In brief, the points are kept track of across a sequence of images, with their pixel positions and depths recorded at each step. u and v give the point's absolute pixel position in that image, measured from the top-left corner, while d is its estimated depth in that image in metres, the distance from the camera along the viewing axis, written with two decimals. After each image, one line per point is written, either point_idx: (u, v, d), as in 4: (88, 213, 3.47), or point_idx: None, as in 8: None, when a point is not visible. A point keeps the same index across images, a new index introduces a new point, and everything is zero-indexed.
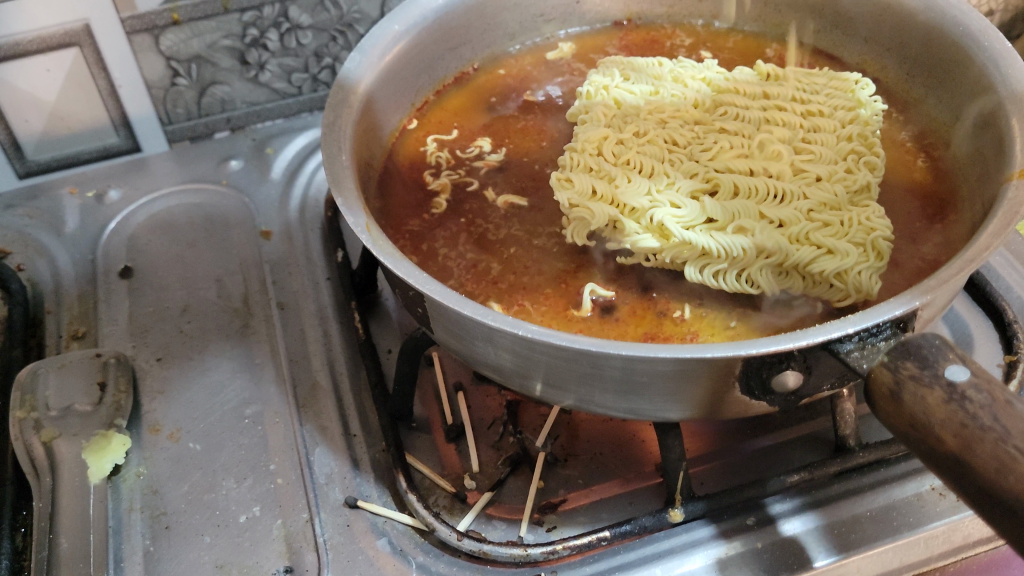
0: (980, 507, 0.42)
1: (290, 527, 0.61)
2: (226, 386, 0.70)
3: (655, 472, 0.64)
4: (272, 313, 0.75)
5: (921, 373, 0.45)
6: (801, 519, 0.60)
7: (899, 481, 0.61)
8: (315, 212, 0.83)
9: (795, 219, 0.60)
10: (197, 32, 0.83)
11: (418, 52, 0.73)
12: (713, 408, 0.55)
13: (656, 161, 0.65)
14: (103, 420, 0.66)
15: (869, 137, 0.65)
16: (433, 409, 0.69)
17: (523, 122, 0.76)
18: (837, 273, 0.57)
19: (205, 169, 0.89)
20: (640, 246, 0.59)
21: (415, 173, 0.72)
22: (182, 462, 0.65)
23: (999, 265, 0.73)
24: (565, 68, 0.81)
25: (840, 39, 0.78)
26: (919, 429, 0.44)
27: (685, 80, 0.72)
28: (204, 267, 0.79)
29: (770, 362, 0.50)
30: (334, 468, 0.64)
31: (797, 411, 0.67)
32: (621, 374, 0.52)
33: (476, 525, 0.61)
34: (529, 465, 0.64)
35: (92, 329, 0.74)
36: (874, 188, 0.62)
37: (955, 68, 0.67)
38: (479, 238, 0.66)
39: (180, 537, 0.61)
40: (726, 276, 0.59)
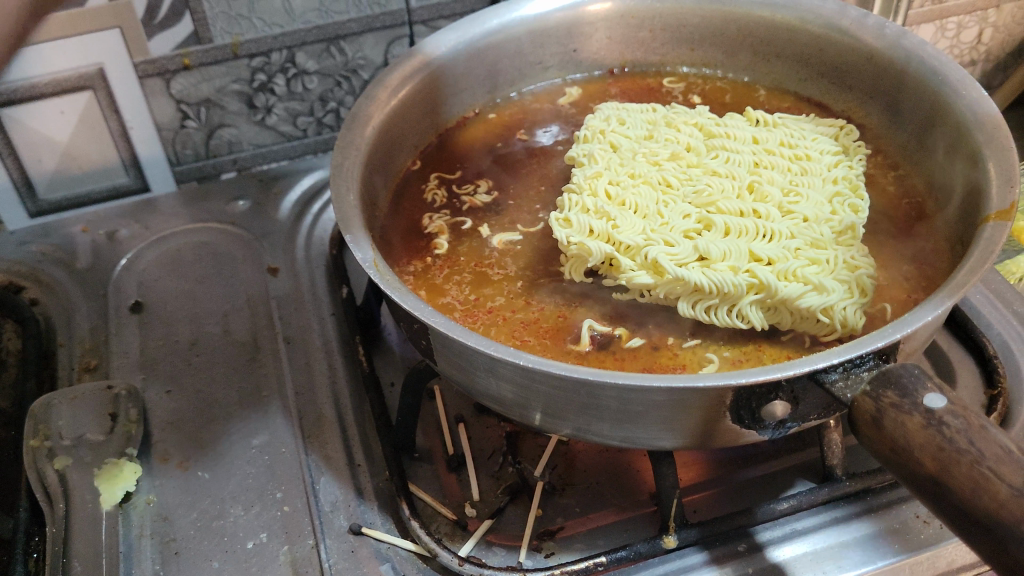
0: (959, 525, 0.45)
1: (296, 553, 0.63)
2: (233, 418, 0.72)
3: (650, 501, 0.66)
4: (279, 347, 0.77)
5: (902, 401, 0.48)
6: (791, 546, 0.62)
7: (885, 508, 0.64)
8: (320, 249, 0.86)
9: (783, 256, 0.62)
10: (208, 77, 0.87)
11: (421, 95, 0.76)
12: (702, 439, 0.58)
13: (650, 201, 0.67)
14: (113, 450, 0.69)
15: (854, 180, 0.68)
16: (434, 440, 0.71)
17: (523, 166, 0.79)
18: (823, 308, 0.60)
19: (213, 209, 0.92)
20: (634, 282, 0.62)
21: (417, 214, 0.75)
22: (191, 490, 0.67)
23: (978, 303, 0.76)
24: (563, 113, 0.84)
25: (827, 87, 0.81)
26: (900, 453, 0.47)
27: (678, 125, 0.74)
28: (213, 302, 0.82)
29: (760, 391, 0.53)
30: (339, 496, 0.66)
31: (787, 442, 0.69)
32: (617, 404, 0.55)
33: (477, 552, 0.63)
34: (527, 494, 0.66)
35: (104, 362, 0.77)
36: (859, 229, 0.64)
37: (934, 115, 0.70)
38: (478, 275, 0.69)
39: (189, 562, 0.63)
40: (717, 311, 0.62)
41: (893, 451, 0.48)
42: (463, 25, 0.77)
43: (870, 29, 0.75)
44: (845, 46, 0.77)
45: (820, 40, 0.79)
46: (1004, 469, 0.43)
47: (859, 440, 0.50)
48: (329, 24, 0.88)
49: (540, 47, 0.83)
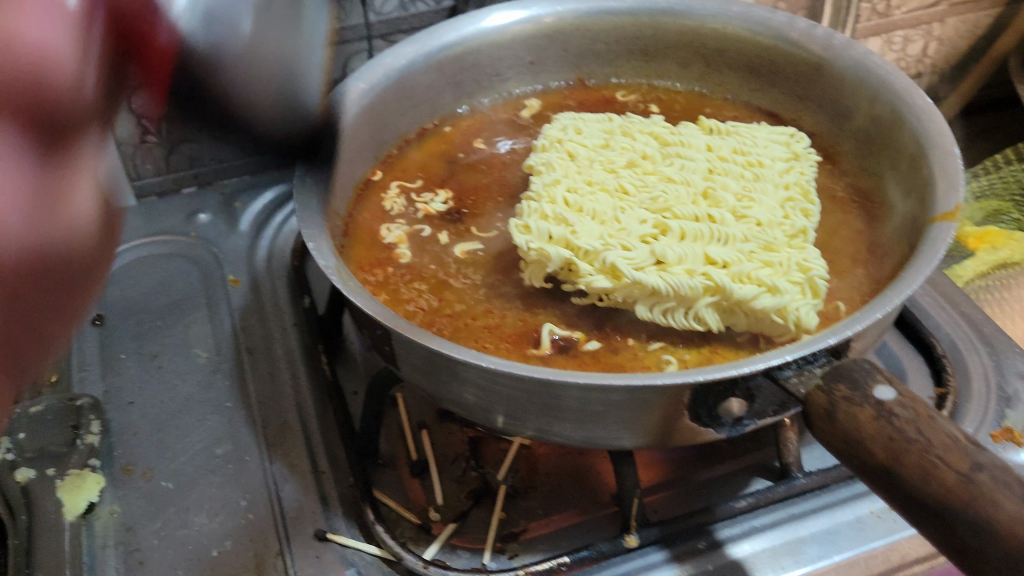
0: (909, 512, 0.46)
1: (261, 560, 0.64)
2: (196, 429, 0.72)
3: (611, 502, 0.67)
4: (242, 358, 0.77)
5: (853, 394, 0.50)
6: (749, 543, 0.63)
7: (841, 504, 0.65)
8: (281, 260, 0.86)
9: (737, 259, 0.64)
10: None
11: (380, 107, 0.77)
12: (662, 437, 0.60)
13: (608, 208, 0.68)
14: (76, 461, 0.69)
15: (805, 186, 0.70)
16: (397, 447, 0.72)
17: (483, 176, 0.80)
18: (777, 308, 0.60)
19: (174, 222, 0.92)
20: (593, 286, 0.63)
21: (377, 223, 0.76)
22: (154, 499, 0.68)
23: (928, 305, 0.78)
24: (522, 123, 0.85)
25: (778, 97, 0.83)
26: (851, 445, 0.48)
27: (633, 134, 0.75)
28: (175, 313, 0.82)
29: (717, 389, 0.55)
30: (303, 503, 0.67)
31: (745, 440, 0.71)
32: (577, 403, 0.57)
33: (441, 555, 0.63)
34: (491, 498, 0.67)
35: (65, 375, 0.76)
36: (809, 233, 0.67)
37: (882, 124, 0.72)
38: (437, 282, 0.70)
39: (153, 571, 0.63)
40: (674, 314, 0.63)
41: (843, 443, 0.49)
42: (423, 35, 0.79)
43: (817, 41, 0.77)
44: (795, 57, 0.79)
45: (771, 51, 0.81)
46: (951, 456, 0.45)
47: (813, 432, 0.51)
48: None
49: (497, 61, 0.84)
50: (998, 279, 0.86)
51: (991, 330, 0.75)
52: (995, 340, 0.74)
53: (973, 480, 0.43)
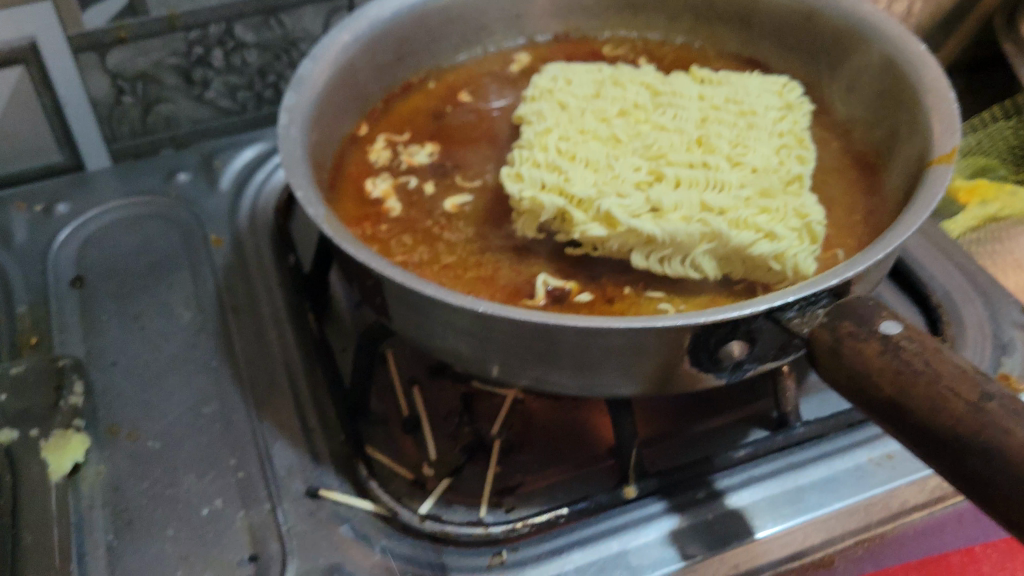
0: (918, 445, 0.46)
1: (252, 518, 0.63)
2: (181, 388, 0.71)
3: (607, 455, 0.66)
4: (226, 318, 0.76)
5: (858, 330, 0.49)
6: (749, 492, 0.62)
7: (840, 452, 0.64)
8: (265, 219, 0.85)
9: (734, 205, 0.63)
10: (144, 50, 0.86)
11: (365, 60, 0.76)
12: (661, 383, 0.59)
13: (601, 156, 0.67)
14: (59, 422, 0.67)
15: (800, 133, 0.69)
16: (388, 402, 0.70)
17: (472, 129, 0.78)
18: (774, 256, 0.60)
19: (154, 182, 0.90)
20: (588, 235, 0.62)
21: (364, 176, 0.74)
22: (141, 460, 0.66)
23: (920, 256, 0.78)
24: (509, 77, 0.84)
25: (767, 48, 0.82)
26: (858, 380, 0.48)
27: (624, 83, 0.74)
28: (156, 275, 0.80)
29: (718, 332, 0.54)
30: (294, 461, 0.66)
31: (742, 390, 0.70)
32: (575, 347, 0.56)
33: (436, 510, 0.62)
34: (485, 453, 0.66)
35: (45, 337, 0.74)
36: (805, 179, 0.66)
37: (874, 70, 0.72)
38: (426, 235, 0.69)
39: (143, 532, 0.62)
40: (670, 262, 0.62)
41: (849, 379, 0.48)
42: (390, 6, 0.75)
43: None
44: (785, 7, 0.78)
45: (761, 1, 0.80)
46: (961, 387, 0.44)
47: (817, 372, 0.50)
48: None
49: (483, 13, 0.83)
50: (990, 233, 0.85)
51: (984, 279, 0.75)
52: (988, 290, 0.74)
53: (982, 409, 0.43)
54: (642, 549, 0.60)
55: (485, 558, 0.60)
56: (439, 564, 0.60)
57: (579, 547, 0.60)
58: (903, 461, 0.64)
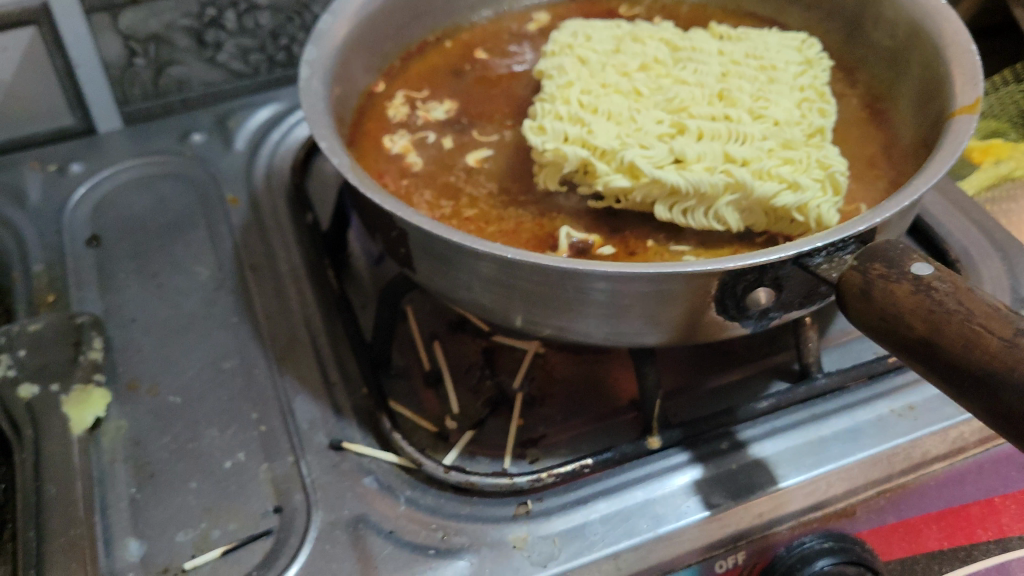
0: (951, 384, 0.46)
1: (275, 470, 0.63)
2: (201, 344, 0.71)
3: (630, 407, 0.66)
4: (244, 275, 0.76)
5: (889, 271, 0.49)
6: (772, 442, 0.63)
7: (862, 404, 0.65)
8: (280, 179, 0.84)
9: (757, 156, 0.63)
10: (156, 11, 0.86)
11: (383, 16, 0.75)
12: (686, 332, 0.59)
13: (623, 108, 0.67)
14: (79, 376, 0.67)
15: (820, 87, 0.69)
16: (410, 358, 0.70)
17: (489, 86, 0.78)
18: (798, 206, 0.60)
19: (167, 143, 0.90)
20: (611, 186, 0.62)
21: (383, 133, 0.74)
22: (162, 414, 0.66)
23: (938, 213, 0.78)
24: (525, 35, 0.84)
25: (784, 6, 0.82)
26: (890, 320, 0.48)
27: (644, 39, 0.74)
28: (172, 234, 0.80)
29: (747, 278, 0.54)
30: (316, 414, 0.66)
31: (761, 344, 0.70)
32: (603, 297, 0.56)
33: (460, 461, 0.62)
34: (508, 406, 0.66)
35: (62, 295, 0.74)
36: (827, 132, 0.66)
37: (894, 25, 0.71)
38: (447, 189, 0.69)
39: (166, 485, 0.62)
40: (693, 213, 0.62)
41: (879, 319, 0.48)
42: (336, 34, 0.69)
43: None
44: None
45: None
46: (993, 324, 0.44)
47: (846, 315, 0.50)
48: None
49: None
50: (1004, 192, 0.85)
51: (1002, 235, 0.75)
52: (1006, 245, 0.74)
53: (1017, 344, 0.43)
54: (667, 499, 0.60)
55: (511, 508, 0.60)
56: (465, 514, 0.59)
57: (603, 497, 0.60)
58: (925, 412, 0.64)
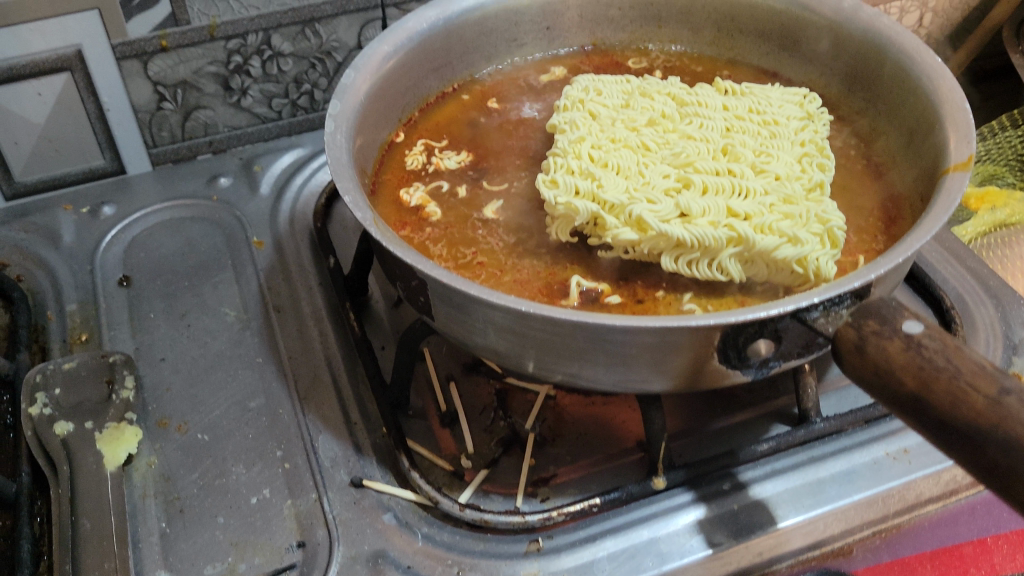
0: (941, 439, 0.49)
1: (300, 506, 0.66)
2: (228, 383, 0.74)
3: (637, 447, 0.69)
4: (269, 317, 0.79)
5: (882, 328, 0.52)
6: (773, 483, 0.66)
7: (859, 446, 0.68)
8: (303, 223, 0.88)
9: (759, 211, 0.66)
10: (184, 59, 0.90)
11: (403, 70, 0.79)
12: (691, 379, 0.62)
13: (632, 163, 0.70)
14: (112, 414, 0.71)
15: (821, 142, 0.72)
16: (427, 398, 0.74)
17: (504, 136, 0.82)
18: (798, 259, 0.63)
19: (196, 186, 0.94)
20: (620, 239, 0.65)
21: (402, 183, 0.77)
22: (191, 451, 0.69)
23: (934, 260, 0.81)
24: (539, 86, 0.87)
25: (787, 60, 0.86)
26: (881, 375, 0.51)
27: (652, 94, 0.78)
28: (199, 275, 0.83)
29: (747, 331, 0.57)
30: (338, 452, 0.69)
31: (763, 387, 0.74)
32: (611, 346, 0.59)
33: (475, 499, 0.66)
34: (520, 445, 0.69)
35: (95, 334, 0.78)
36: (826, 187, 0.69)
37: (892, 81, 0.75)
38: (462, 238, 0.72)
39: (194, 520, 0.65)
40: (698, 264, 0.65)
41: (872, 374, 0.51)
42: (360, 86, 0.73)
43: (828, 4, 0.80)
44: (805, 20, 0.82)
45: (781, 16, 0.83)
46: (979, 382, 0.47)
47: (842, 369, 0.54)
48: (304, 6, 0.91)
49: (514, 25, 0.86)
50: (999, 238, 0.89)
51: (995, 283, 0.78)
52: (1000, 293, 0.77)
53: (1001, 403, 0.46)
54: (671, 537, 0.63)
55: (523, 545, 0.63)
56: (479, 550, 0.63)
57: (610, 535, 0.63)
58: (919, 455, 0.67)
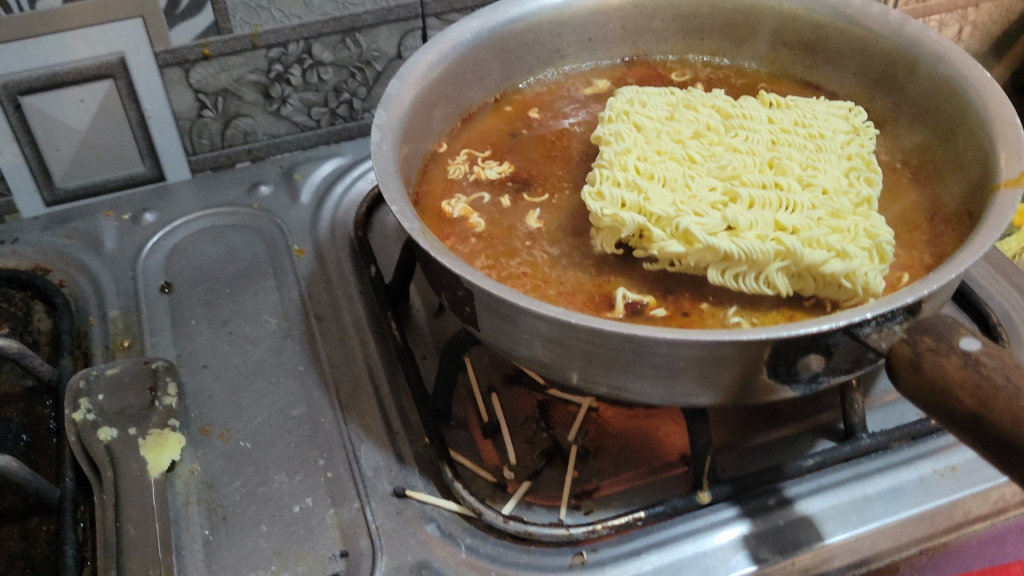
0: (1000, 458, 0.48)
1: (342, 516, 0.66)
2: (270, 391, 0.74)
3: (680, 461, 0.69)
4: (310, 325, 0.79)
5: (938, 345, 0.52)
6: (819, 499, 0.65)
7: (905, 464, 0.67)
8: (343, 232, 0.89)
9: (807, 225, 0.65)
10: (226, 67, 0.90)
11: (447, 79, 0.79)
12: (739, 393, 0.62)
13: (678, 175, 0.70)
14: (155, 421, 0.71)
15: (867, 156, 0.72)
16: (468, 409, 0.74)
17: (546, 148, 0.82)
18: (847, 273, 0.62)
19: (236, 194, 0.94)
20: (666, 251, 0.65)
21: (445, 193, 0.77)
22: (233, 458, 0.70)
23: (979, 276, 0.80)
24: (580, 98, 0.87)
25: (831, 73, 0.85)
26: (938, 393, 0.51)
27: (697, 107, 0.77)
28: (240, 283, 0.84)
29: (798, 345, 0.56)
30: (380, 461, 0.69)
31: (806, 403, 0.73)
32: (658, 359, 0.59)
33: (518, 511, 0.65)
34: (563, 457, 0.69)
35: (137, 340, 0.78)
36: (873, 201, 0.68)
37: (940, 96, 0.74)
38: (506, 249, 0.72)
39: (238, 527, 0.65)
40: (745, 278, 0.65)
41: (929, 392, 0.51)
42: (405, 95, 0.73)
43: (873, 17, 0.79)
44: (851, 34, 0.81)
45: (826, 28, 0.83)
46: None
47: (897, 387, 0.53)
48: (345, 15, 0.91)
49: (557, 36, 0.86)
50: None
51: None
52: None
53: None
54: (717, 552, 0.63)
55: (567, 558, 0.62)
56: (523, 563, 0.62)
57: (655, 549, 0.63)
58: (967, 473, 0.67)
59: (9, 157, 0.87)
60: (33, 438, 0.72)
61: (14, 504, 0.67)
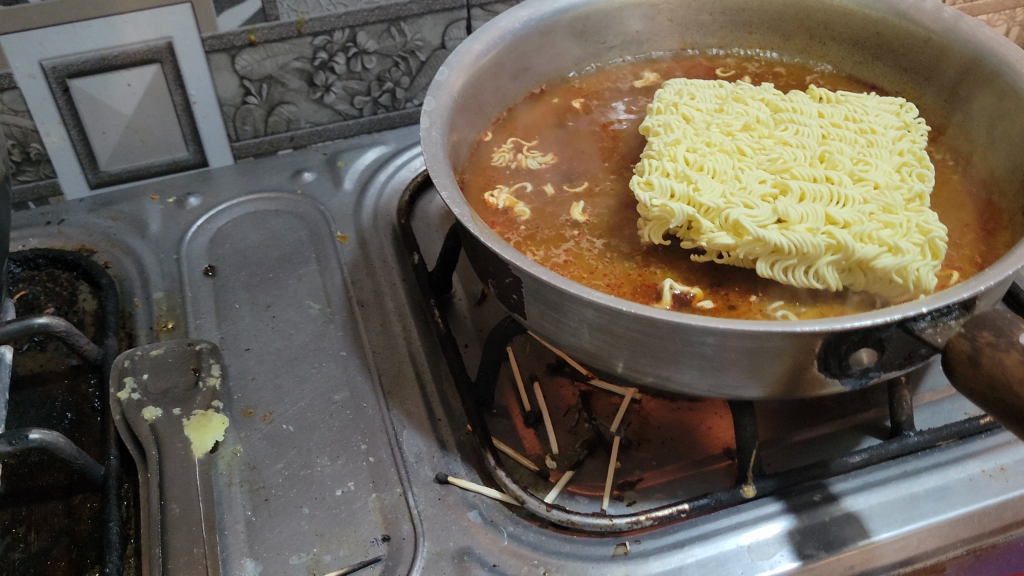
0: None
1: (384, 500, 0.66)
2: (313, 374, 0.75)
3: (724, 455, 0.69)
4: (353, 311, 0.80)
5: (998, 340, 0.51)
6: (865, 496, 0.65)
7: (953, 463, 0.67)
8: (386, 219, 0.89)
9: (858, 220, 0.64)
10: (272, 54, 0.90)
11: (495, 68, 0.79)
12: (788, 386, 0.61)
13: (728, 167, 0.70)
14: (200, 401, 0.71)
15: (920, 153, 0.71)
16: (510, 397, 0.74)
17: (592, 138, 0.82)
18: (898, 268, 0.61)
19: (279, 181, 0.94)
20: (715, 243, 0.64)
21: (490, 181, 0.77)
22: (276, 441, 0.70)
23: None
24: (626, 89, 0.87)
25: (880, 69, 0.85)
26: (997, 389, 0.50)
27: (746, 100, 0.77)
28: (283, 268, 0.84)
29: (850, 339, 0.56)
30: (422, 447, 0.69)
31: (852, 401, 0.73)
32: (705, 350, 0.58)
33: (561, 500, 0.65)
34: (605, 447, 0.69)
35: (181, 322, 0.78)
36: (926, 197, 0.67)
37: (992, 94, 0.73)
38: (551, 238, 0.72)
39: (281, 509, 0.65)
40: (794, 272, 0.64)
41: (988, 388, 0.50)
42: (454, 81, 0.73)
43: (927, 13, 0.79)
44: (903, 29, 0.81)
45: (878, 24, 0.82)
46: None
47: (952, 381, 0.53)
48: (391, 4, 0.91)
49: (604, 28, 0.86)
50: None
51: None
52: None
53: None
54: (760, 546, 0.62)
55: (610, 548, 0.62)
56: (565, 552, 0.62)
57: (698, 542, 0.62)
58: (1017, 473, 0.66)
59: (56, 139, 0.87)
60: (78, 416, 0.72)
61: (59, 481, 0.68)
